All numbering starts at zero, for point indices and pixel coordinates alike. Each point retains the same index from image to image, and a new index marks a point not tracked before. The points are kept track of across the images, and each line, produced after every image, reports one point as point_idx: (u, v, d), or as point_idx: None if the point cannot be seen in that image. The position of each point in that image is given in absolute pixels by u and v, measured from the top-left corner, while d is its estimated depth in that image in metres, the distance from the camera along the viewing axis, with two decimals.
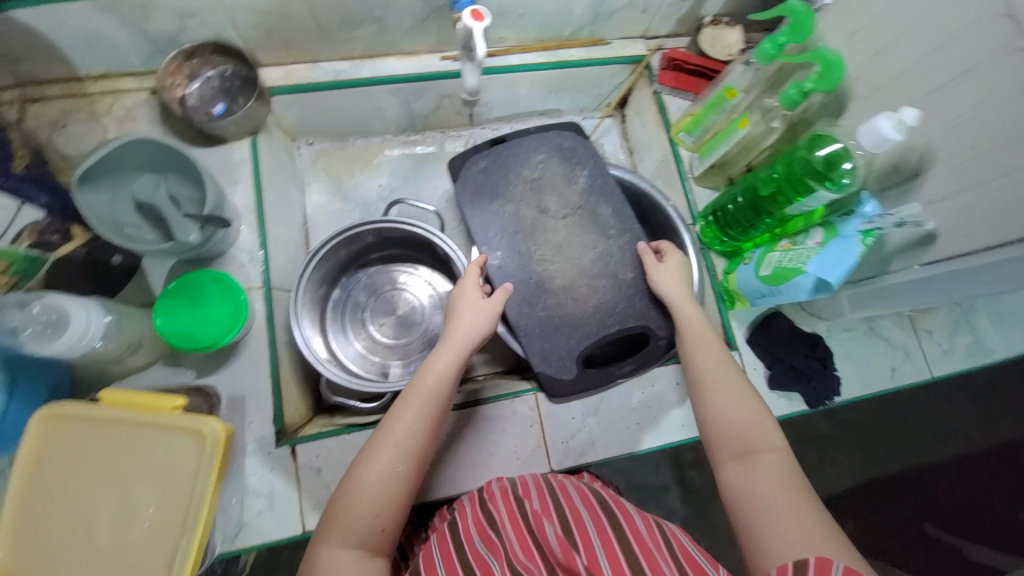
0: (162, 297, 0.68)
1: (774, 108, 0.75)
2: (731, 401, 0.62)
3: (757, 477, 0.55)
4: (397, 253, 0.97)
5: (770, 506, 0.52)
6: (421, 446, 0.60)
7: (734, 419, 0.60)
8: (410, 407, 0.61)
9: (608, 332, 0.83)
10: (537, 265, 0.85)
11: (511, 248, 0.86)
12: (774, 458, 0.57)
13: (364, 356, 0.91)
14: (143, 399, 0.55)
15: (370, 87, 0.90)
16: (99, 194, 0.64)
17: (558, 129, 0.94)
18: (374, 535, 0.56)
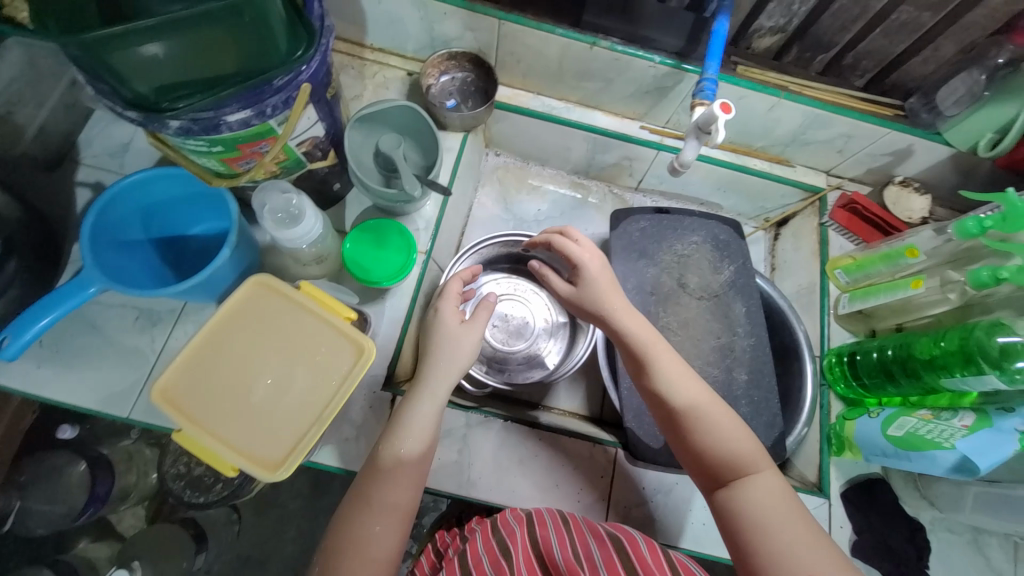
0: (356, 229, 0.80)
1: (955, 282, 0.75)
2: (722, 435, 0.63)
3: (752, 500, 0.59)
4: (530, 271, 1.02)
5: (764, 526, 0.57)
6: (405, 501, 0.63)
7: (725, 444, 0.62)
8: (385, 474, 0.63)
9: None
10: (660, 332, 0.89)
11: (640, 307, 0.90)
12: (766, 479, 0.60)
13: None
14: (327, 299, 0.64)
15: (572, 128, 1.02)
16: (359, 133, 0.80)
17: (719, 221, 0.96)
18: None
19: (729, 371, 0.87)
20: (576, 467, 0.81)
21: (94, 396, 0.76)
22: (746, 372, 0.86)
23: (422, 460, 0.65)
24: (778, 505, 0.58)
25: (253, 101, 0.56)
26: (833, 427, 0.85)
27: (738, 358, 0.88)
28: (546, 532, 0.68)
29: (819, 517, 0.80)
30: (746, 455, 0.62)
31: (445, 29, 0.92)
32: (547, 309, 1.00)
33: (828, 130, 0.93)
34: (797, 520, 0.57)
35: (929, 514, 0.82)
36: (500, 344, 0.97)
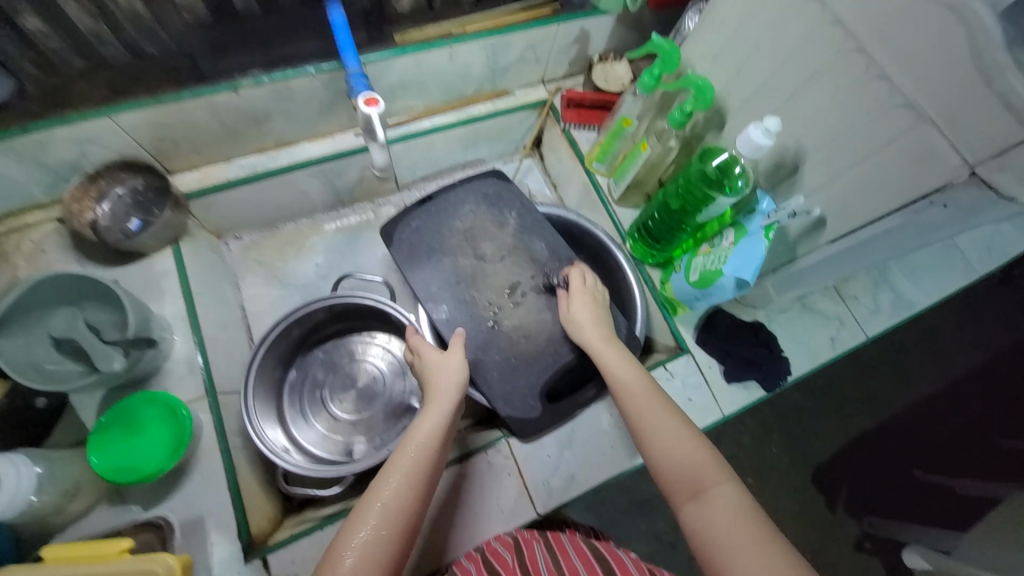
0: (93, 433, 0.64)
1: (667, 129, 0.82)
2: (672, 443, 0.61)
3: (716, 521, 0.54)
4: (352, 324, 0.95)
5: (726, 547, 0.52)
6: (413, 519, 0.56)
7: (710, 516, 0.55)
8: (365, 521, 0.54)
9: (563, 365, 0.84)
10: (486, 311, 0.86)
11: (456, 302, 0.87)
12: (726, 490, 0.56)
13: (327, 436, 0.89)
14: (93, 548, 0.53)
15: (291, 173, 0.91)
16: (13, 339, 0.62)
17: (477, 177, 0.96)
18: None
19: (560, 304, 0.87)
20: (484, 484, 0.78)
21: None
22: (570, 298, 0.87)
23: (433, 461, 0.61)
24: (738, 514, 0.54)
25: None
26: (664, 293, 0.92)
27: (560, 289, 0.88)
28: (533, 548, 0.67)
29: (691, 372, 0.88)
30: (702, 466, 0.58)
31: (61, 156, 0.74)
32: (387, 351, 0.94)
33: (513, 51, 0.94)
34: (757, 522, 0.53)
35: (762, 311, 0.94)
36: (355, 413, 0.91)
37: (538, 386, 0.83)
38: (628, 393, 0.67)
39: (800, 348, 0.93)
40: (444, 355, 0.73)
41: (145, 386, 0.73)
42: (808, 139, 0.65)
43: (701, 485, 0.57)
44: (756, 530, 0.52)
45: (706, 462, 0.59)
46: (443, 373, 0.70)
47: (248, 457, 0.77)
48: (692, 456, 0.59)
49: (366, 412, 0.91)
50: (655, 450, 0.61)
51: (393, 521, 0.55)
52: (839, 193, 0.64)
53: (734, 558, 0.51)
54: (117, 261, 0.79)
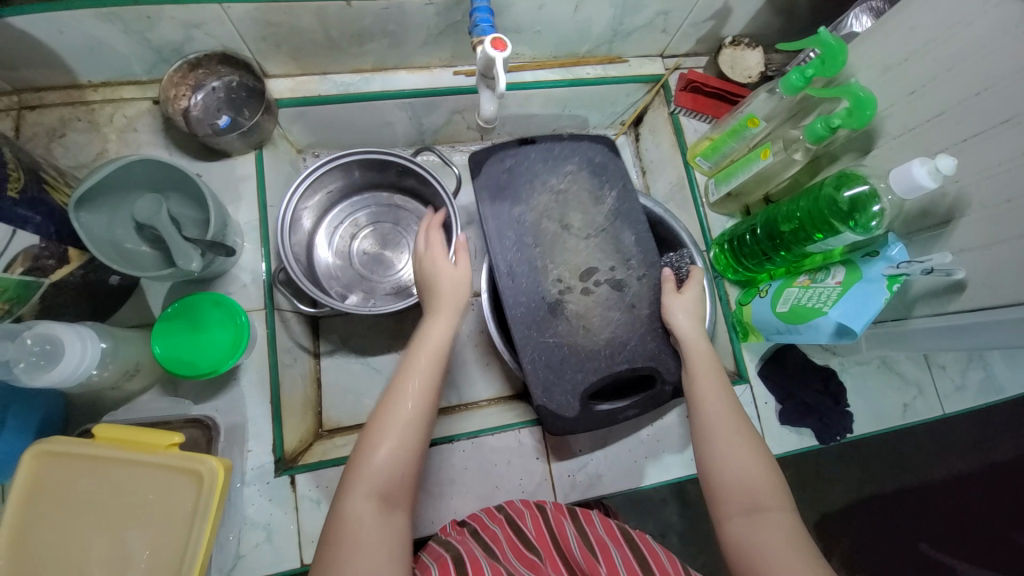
0: (160, 321, 0.66)
1: (798, 139, 0.72)
2: (742, 460, 0.58)
3: (766, 541, 0.53)
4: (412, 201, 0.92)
5: (775, 569, 0.51)
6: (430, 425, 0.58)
7: (761, 538, 0.54)
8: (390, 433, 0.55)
9: (617, 371, 0.73)
10: (553, 288, 0.74)
11: (526, 263, 0.74)
12: (782, 520, 0.55)
13: (330, 276, 0.87)
14: (139, 436, 0.54)
15: (381, 101, 0.87)
16: (97, 214, 0.62)
17: (587, 139, 0.80)
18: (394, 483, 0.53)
19: (632, 307, 0.75)
20: (510, 460, 0.77)
21: None
22: (648, 302, 0.76)
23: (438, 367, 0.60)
24: (794, 541, 0.53)
25: None
26: (735, 315, 0.86)
27: (637, 292, 0.76)
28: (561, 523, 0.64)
29: (746, 403, 0.84)
30: (766, 492, 0.56)
31: (166, 36, 0.71)
32: None
33: (643, 14, 0.84)
34: (814, 560, 0.52)
35: (837, 358, 0.86)
36: (366, 275, 0.89)
37: (581, 386, 0.72)
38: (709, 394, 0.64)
39: (867, 407, 0.86)
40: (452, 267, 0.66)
41: (209, 286, 0.74)
42: (975, 192, 0.57)
43: (761, 506, 0.56)
44: (812, 562, 0.52)
45: (771, 486, 0.57)
46: (448, 280, 0.65)
47: (291, 377, 0.78)
48: (750, 461, 0.58)
49: (376, 279, 0.89)
50: (723, 456, 0.59)
51: (407, 431, 0.55)
52: (1001, 259, 0.56)
53: None
54: (201, 155, 0.79)
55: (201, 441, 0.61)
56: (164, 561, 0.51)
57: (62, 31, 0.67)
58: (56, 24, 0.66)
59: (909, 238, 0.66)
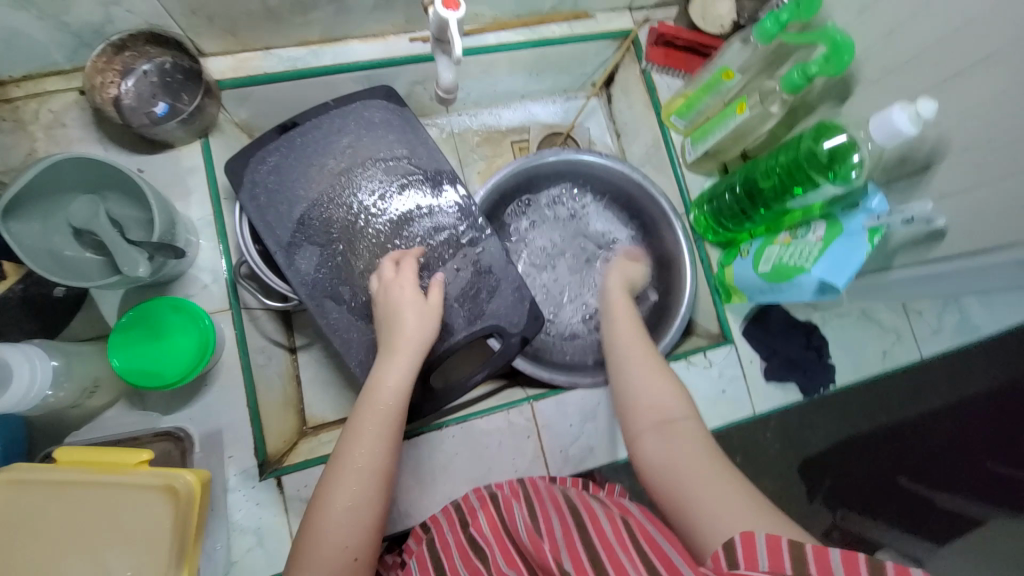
0: (115, 333, 0.62)
1: (774, 91, 0.69)
2: (653, 387, 0.60)
3: (671, 449, 0.53)
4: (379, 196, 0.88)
5: (687, 482, 0.50)
6: (388, 471, 0.55)
7: (651, 397, 0.59)
8: (367, 429, 0.56)
9: (435, 355, 0.72)
10: (362, 278, 0.72)
11: (323, 261, 0.71)
12: (655, 382, 0.60)
13: None
14: (105, 455, 0.51)
15: (333, 75, 0.81)
16: (31, 223, 0.56)
17: (358, 100, 0.76)
18: (347, 565, 0.50)
19: (458, 272, 0.75)
20: (501, 442, 0.75)
21: None
22: (462, 270, 0.75)
23: (398, 409, 0.58)
24: (697, 447, 0.53)
25: None
26: (718, 277, 0.85)
27: (458, 258, 0.75)
28: (511, 510, 0.60)
29: (732, 364, 0.84)
30: (672, 414, 0.57)
31: (82, 17, 0.64)
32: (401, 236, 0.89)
33: None
34: (692, 420, 0.56)
35: (819, 312, 0.86)
36: None
37: (419, 371, 0.72)
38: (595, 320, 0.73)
39: (847, 355, 0.87)
40: (419, 302, 0.66)
41: (168, 289, 0.70)
42: (953, 135, 0.56)
43: (665, 420, 0.56)
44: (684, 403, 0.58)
45: (678, 408, 0.57)
46: (420, 320, 0.64)
47: (268, 377, 0.75)
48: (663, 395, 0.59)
49: None
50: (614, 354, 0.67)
51: (367, 487, 0.53)
52: (980, 203, 0.55)
53: (682, 481, 0.50)
54: (141, 148, 0.72)
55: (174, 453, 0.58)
56: None
57: None
58: None
59: (888, 187, 0.66)
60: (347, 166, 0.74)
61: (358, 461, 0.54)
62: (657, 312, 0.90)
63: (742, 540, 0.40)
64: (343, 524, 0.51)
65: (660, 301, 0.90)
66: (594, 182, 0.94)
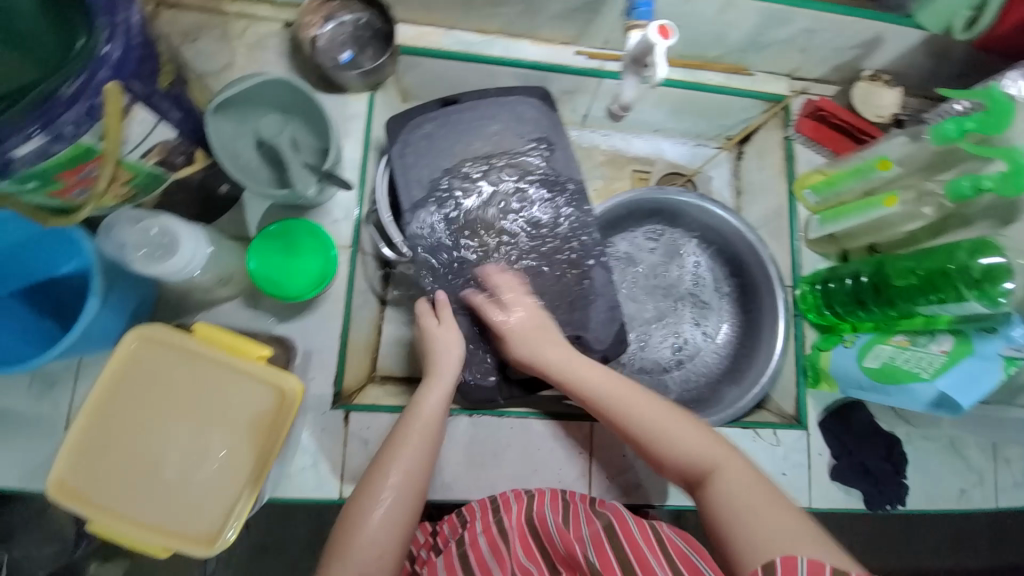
0: (259, 238, 0.67)
1: (932, 194, 0.69)
2: (674, 434, 0.57)
3: (722, 499, 0.52)
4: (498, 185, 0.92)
5: (742, 513, 0.50)
6: (421, 487, 0.61)
7: (682, 449, 0.57)
8: (409, 442, 0.62)
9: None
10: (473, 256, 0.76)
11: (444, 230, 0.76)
12: (670, 428, 0.58)
13: None
14: (233, 341, 0.55)
15: (498, 66, 0.86)
16: (227, 123, 0.63)
17: (518, 93, 0.79)
18: (376, 560, 0.55)
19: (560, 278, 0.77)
20: (553, 450, 0.76)
21: (9, 476, 0.65)
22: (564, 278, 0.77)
23: (435, 430, 0.63)
24: (749, 488, 0.52)
25: (45, 123, 0.41)
26: (809, 358, 0.83)
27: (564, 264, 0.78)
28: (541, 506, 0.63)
29: (800, 450, 0.81)
30: (697, 454, 0.56)
31: None
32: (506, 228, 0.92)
33: (788, 28, 0.80)
34: (718, 452, 0.56)
35: (904, 426, 0.82)
36: None
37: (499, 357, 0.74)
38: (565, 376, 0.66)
39: (922, 481, 0.82)
40: (443, 329, 0.70)
41: (304, 214, 0.76)
42: None
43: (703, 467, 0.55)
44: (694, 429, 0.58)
45: (700, 443, 0.57)
46: (445, 348, 0.69)
47: (359, 320, 0.80)
48: (646, 400, 0.61)
49: None
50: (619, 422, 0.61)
51: (400, 501, 0.58)
52: None
53: (731, 522, 0.50)
54: (319, 85, 0.80)
55: None
56: (231, 464, 0.52)
57: None
58: None
59: None
60: (487, 151, 0.78)
61: (400, 473, 0.60)
62: (731, 374, 0.88)
63: (782, 564, 0.43)
64: (380, 528, 0.56)
65: (739, 366, 0.89)
66: (707, 232, 0.93)
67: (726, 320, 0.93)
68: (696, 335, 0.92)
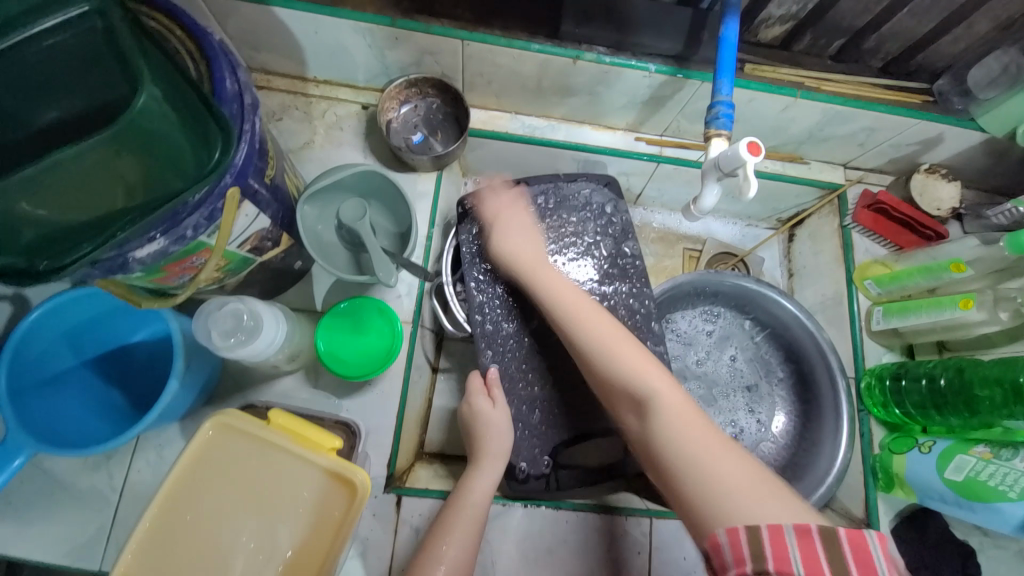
0: (329, 315, 0.68)
1: (1010, 298, 0.67)
2: (650, 385, 0.57)
3: (673, 440, 0.52)
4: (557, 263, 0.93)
5: (691, 464, 0.50)
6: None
7: (665, 412, 0.55)
8: (457, 529, 0.60)
9: (572, 433, 0.71)
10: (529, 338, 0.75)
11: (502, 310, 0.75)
12: (659, 398, 0.56)
13: None
14: (306, 431, 0.54)
15: (559, 149, 0.89)
16: (314, 206, 0.66)
17: (588, 181, 0.82)
18: None
19: None
20: (610, 547, 0.72)
21: (62, 551, 0.63)
22: None
23: (476, 519, 0.61)
24: (712, 442, 0.51)
25: (170, 228, 0.43)
26: (879, 459, 0.78)
27: None
28: None
29: None
30: (671, 400, 0.55)
31: (399, 56, 0.77)
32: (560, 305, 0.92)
33: (848, 126, 0.82)
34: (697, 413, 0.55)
35: (984, 538, 0.77)
36: None
37: (553, 445, 0.71)
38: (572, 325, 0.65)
39: None
40: (495, 412, 0.68)
41: (369, 288, 0.77)
42: None
43: (653, 401, 0.56)
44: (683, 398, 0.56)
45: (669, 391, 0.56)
46: (495, 433, 0.67)
47: (414, 395, 0.79)
48: (605, 324, 0.64)
49: None
50: (598, 369, 0.61)
51: None
52: None
53: (693, 472, 0.49)
54: (391, 164, 0.83)
55: (343, 445, 0.62)
56: (301, 561, 0.51)
57: (316, 31, 0.73)
58: (315, 25, 0.72)
59: None
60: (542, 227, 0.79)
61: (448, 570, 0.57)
62: (790, 469, 0.85)
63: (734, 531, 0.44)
64: None
65: (799, 460, 0.85)
66: (765, 318, 0.92)
67: (781, 409, 0.91)
68: (751, 423, 0.89)
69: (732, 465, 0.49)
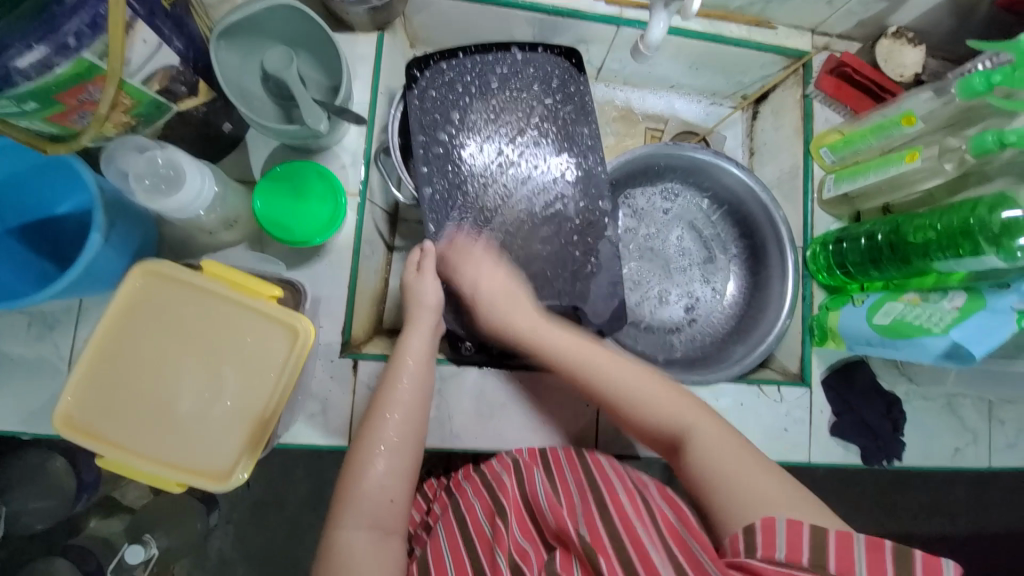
0: (265, 179, 0.65)
1: (954, 149, 0.67)
2: (693, 427, 0.58)
3: (714, 465, 0.54)
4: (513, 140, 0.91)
5: (740, 501, 0.51)
6: (422, 419, 0.62)
7: (707, 451, 0.55)
8: (402, 381, 0.62)
9: None
10: (477, 210, 0.75)
11: (450, 183, 0.74)
12: (704, 428, 0.57)
13: None
14: (244, 279, 0.54)
15: (511, 9, 0.82)
16: (232, 53, 0.61)
17: (547, 50, 0.76)
18: (382, 506, 0.56)
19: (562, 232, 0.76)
20: (561, 402, 0.76)
21: (15, 416, 0.64)
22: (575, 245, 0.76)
23: (422, 377, 0.64)
24: (760, 481, 0.52)
25: (50, 31, 0.41)
26: (816, 318, 0.83)
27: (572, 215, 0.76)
28: (531, 476, 0.62)
29: (802, 408, 0.82)
30: (711, 436, 0.56)
31: None
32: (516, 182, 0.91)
33: None
34: (747, 450, 0.55)
35: (907, 387, 0.83)
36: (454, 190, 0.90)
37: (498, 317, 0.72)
38: (613, 385, 0.62)
39: (922, 440, 0.83)
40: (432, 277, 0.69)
41: (311, 156, 0.73)
42: None
43: (686, 434, 0.58)
44: (731, 437, 0.56)
45: (707, 421, 0.58)
46: (428, 297, 0.68)
47: (367, 269, 0.78)
48: (633, 371, 0.63)
49: None
50: (633, 416, 0.61)
51: (405, 444, 0.59)
52: None
53: (728, 497, 0.52)
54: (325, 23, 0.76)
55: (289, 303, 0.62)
56: (250, 400, 0.52)
57: None
58: None
59: None
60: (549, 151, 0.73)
61: (399, 420, 0.60)
62: (735, 334, 0.89)
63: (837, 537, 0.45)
64: (386, 471, 0.57)
65: (745, 326, 0.88)
66: (723, 194, 0.92)
67: (733, 282, 0.93)
68: (705, 295, 0.92)
69: (774, 495, 0.51)
